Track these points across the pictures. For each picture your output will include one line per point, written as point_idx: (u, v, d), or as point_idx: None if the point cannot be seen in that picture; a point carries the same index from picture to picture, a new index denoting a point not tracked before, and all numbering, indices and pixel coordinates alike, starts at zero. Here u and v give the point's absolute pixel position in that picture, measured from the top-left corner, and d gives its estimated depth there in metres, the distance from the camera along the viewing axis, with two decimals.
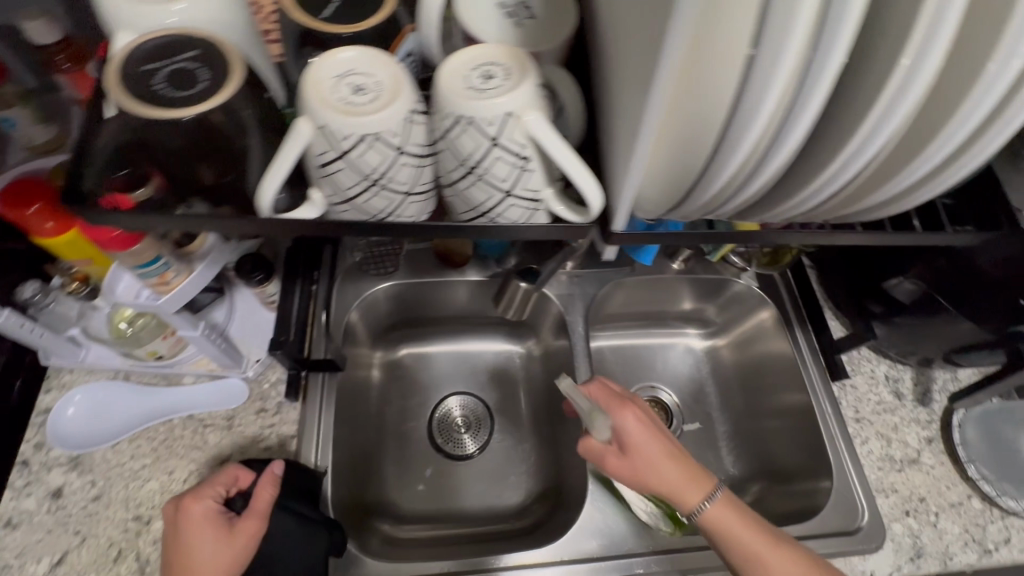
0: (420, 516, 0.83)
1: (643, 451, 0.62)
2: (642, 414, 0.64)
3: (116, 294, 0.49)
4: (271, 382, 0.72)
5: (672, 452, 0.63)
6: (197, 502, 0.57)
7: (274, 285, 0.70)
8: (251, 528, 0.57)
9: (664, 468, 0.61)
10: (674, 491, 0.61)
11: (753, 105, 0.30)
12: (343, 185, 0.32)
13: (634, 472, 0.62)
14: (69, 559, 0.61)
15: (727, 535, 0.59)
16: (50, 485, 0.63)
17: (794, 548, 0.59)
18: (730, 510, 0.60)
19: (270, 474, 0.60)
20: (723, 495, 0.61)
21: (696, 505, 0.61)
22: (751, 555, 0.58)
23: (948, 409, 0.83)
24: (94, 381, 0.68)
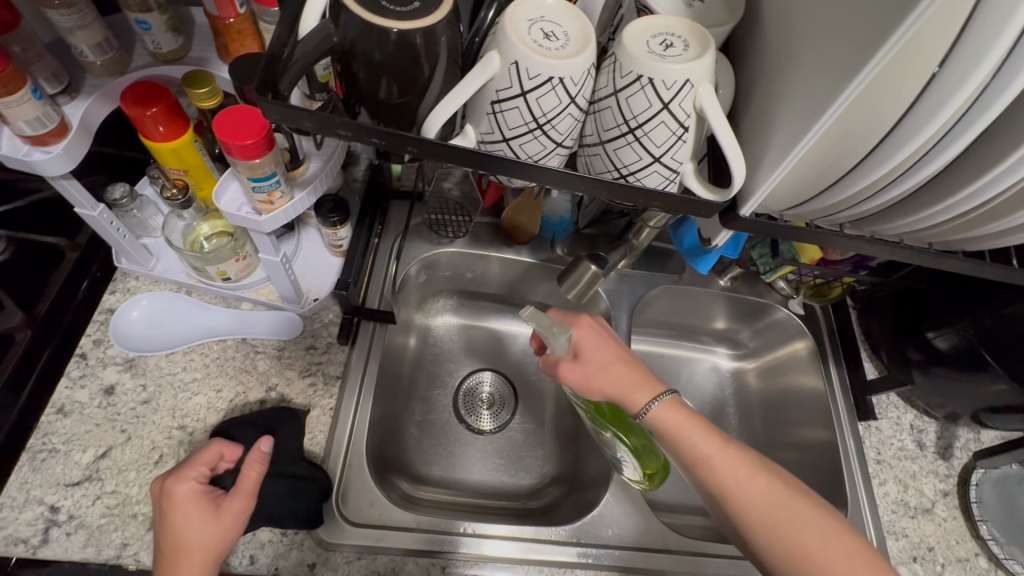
0: (434, 480, 0.84)
1: (590, 357, 0.63)
2: (588, 324, 0.66)
3: (221, 204, 0.50)
4: (324, 322, 0.74)
5: (621, 356, 0.64)
6: (180, 484, 0.54)
7: (345, 231, 0.70)
8: (235, 509, 0.55)
9: (614, 371, 0.62)
10: (621, 391, 0.61)
11: (926, 119, 0.31)
12: (503, 127, 0.32)
13: (586, 375, 0.62)
14: (112, 455, 0.62)
15: (675, 436, 0.59)
16: (104, 382, 0.65)
17: (747, 456, 0.59)
18: (678, 411, 0.60)
19: (256, 451, 0.57)
20: (671, 397, 0.61)
21: (642, 406, 0.61)
22: (701, 457, 0.58)
23: (968, 467, 0.83)
24: (159, 290, 0.71)
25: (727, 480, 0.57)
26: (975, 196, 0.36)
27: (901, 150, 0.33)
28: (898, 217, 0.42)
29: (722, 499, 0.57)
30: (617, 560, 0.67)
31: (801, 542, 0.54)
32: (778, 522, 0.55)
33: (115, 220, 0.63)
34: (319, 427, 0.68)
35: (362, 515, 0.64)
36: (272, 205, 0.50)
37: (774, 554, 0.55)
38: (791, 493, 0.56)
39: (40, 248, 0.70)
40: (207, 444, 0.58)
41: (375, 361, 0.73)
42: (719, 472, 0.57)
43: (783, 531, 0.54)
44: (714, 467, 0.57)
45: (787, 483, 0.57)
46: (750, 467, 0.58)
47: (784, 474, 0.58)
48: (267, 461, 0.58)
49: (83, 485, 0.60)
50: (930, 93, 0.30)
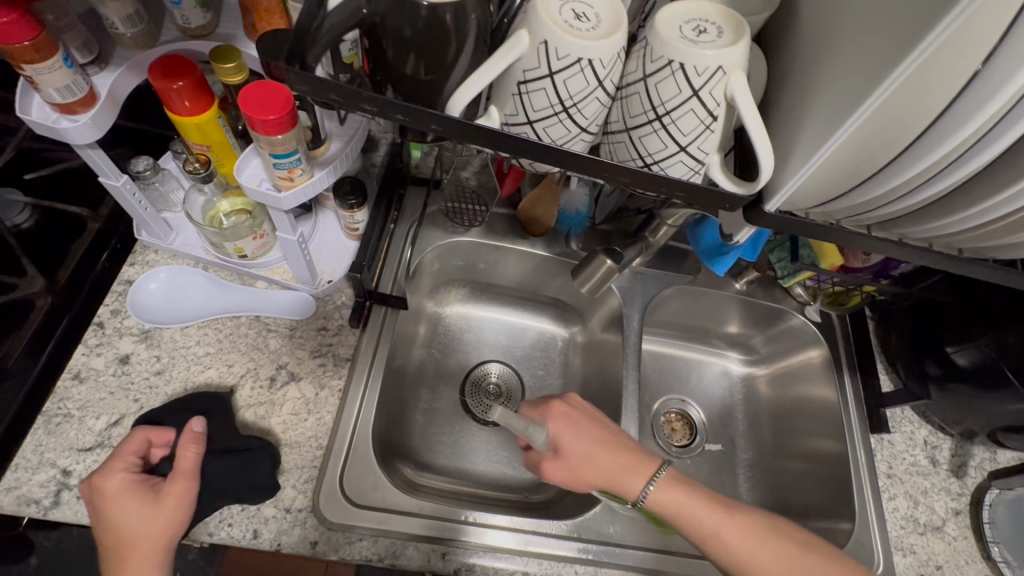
0: (438, 468, 0.84)
1: (572, 451, 0.64)
2: (566, 411, 0.67)
3: (242, 178, 0.51)
4: (337, 304, 0.74)
5: (604, 440, 0.65)
6: (109, 478, 0.55)
7: (361, 215, 0.70)
8: (178, 492, 0.56)
9: (598, 461, 0.63)
10: (614, 479, 0.62)
11: (968, 118, 0.30)
12: (528, 109, 0.32)
13: (571, 472, 0.64)
14: (124, 423, 0.63)
15: (681, 518, 0.61)
16: (119, 351, 0.66)
17: (752, 521, 0.60)
18: (677, 491, 0.62)
19: (189, 431, 0.58)
20: (664, 476, 0.63)
21: (638, 491, 0.62)
22: (711, 534, 0.60)
23: (982, 486, 0.82)
24: (176, 264, 0.71)
25: (742, 554, 0.59)
26: (1014, 201, 0.35)
27: (934, 150, 0.32)
28: (928, 220, 0.41)
29: (741, 573, 0.59)
30: (617, 557, 0.67)
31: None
32: None
33: (138, 192, 0.64)
34: (327, 408, 0.68)
35: (366, 498, 0.65)
36: (292, 181, 0.51)
37: None
38: (798, 555, 0.58)
39: (64, 217, 0.71)
40: (131, 435, 0.58)
41: (385, 346, 0.74)
42: (728, 546, 0.59)
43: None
44: (726, 543, 0.59)
45: (794, 543, 0.59)
46: (760, 532, 0.60)
47: (791, 531, 0.61)
48: (203, 439, 0.59)
49: (95, 451, 0.61)
50: (970, 91, 0.29)
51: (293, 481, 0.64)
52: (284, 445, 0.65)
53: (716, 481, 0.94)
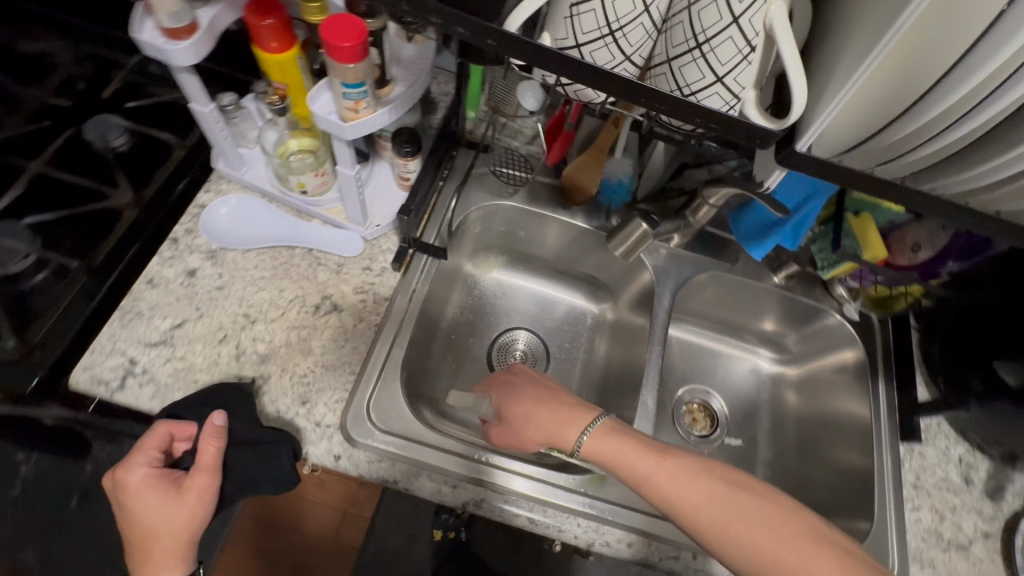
0: (459, 419, 0.88)
1: (512, 408, 0.70)
2: (508, 375, 0.74)
3: (314, 107, 0.56)
4: (382, 248, 0.79)
5: (541, 398, 0.70)
6: (132, 472, 0.59)
7: (414, 164, 0.75)
8: (200, 485, 0.60)
9: (535, 419, 0.68)
10: (551, 433, 0.67)
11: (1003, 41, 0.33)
12: (582, 29, 0.36)
13: (515, 431, 0.68)
14: (186, 327, 0.70)
15: (616, 464, 0.63)
16: (188, 264, 0.73)
17: (687, 464, 0.61)
18: (610, 437, 0.64)
19: (209, 426, 0.60)
20: (600, 425, 0.66)
21: (576, 440, 0.66)
22: (642, 477, 0.61)
23: (1018, 513, 0.77)
24: (246, 195, 0.77)
25: (673, 495, 0.60)
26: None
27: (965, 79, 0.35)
28: (964, 171, 0.43)
29: (674, 512, 0.60)
30: (621, 517, 0.68)
31: (752, 542, 0.56)
32: (728, 527, 0.57)
33: (222, 120, 0.70)
34: (362, 339, 0.73)
35: (388, 424, 0.69)
36: (356, 113, 0.55)
37: (732, 555, 0.57)
38: (732, 493, 0.59)
39: (155, 143, 0.79)
40: (154, 428, 0.61)
41: (422, 292, 0.78)
42: (660, 487, 0.60)
43: (735, 533, 0.57)
44: (657, 485, 0.60)
45: (729, 482, 0.60)
46: (690, 473, 0.61)
47: (726, 473, 0.61)
48: (223, 434, 0.61)
49: (159, 346, 0.68)
50: (999, 24, 0.33)
51: (325, 399, 0.69)
52: (321, 366, 0.70)
53: None
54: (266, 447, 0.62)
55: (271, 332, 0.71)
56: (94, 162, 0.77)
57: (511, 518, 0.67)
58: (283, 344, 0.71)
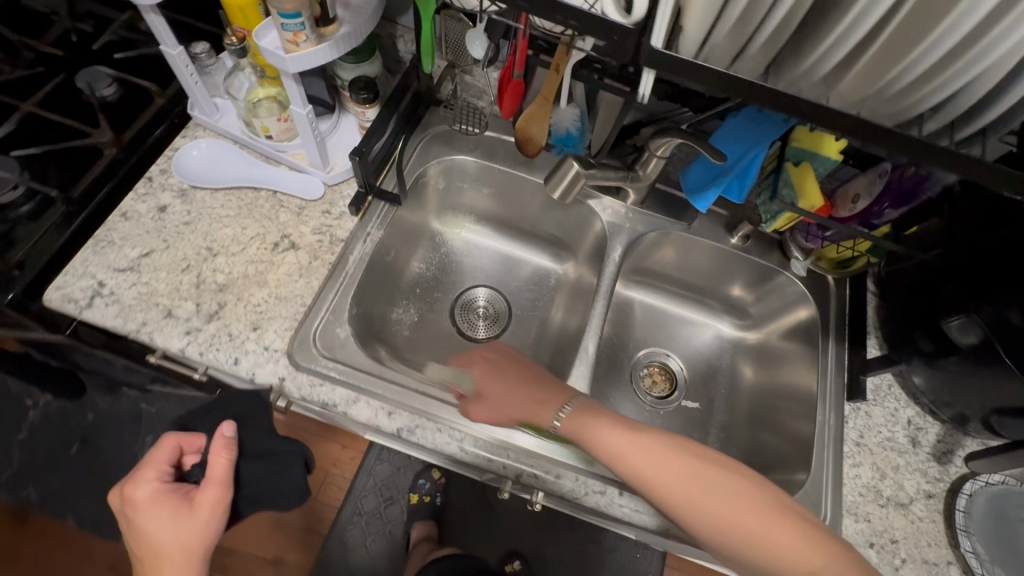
0: (416, 364, 0.92)
1: (492, 388, 0.72)
2: (486, 358, 0.76)
3: (261, 42, 0.60)
4: (342, 194, 0.83)
5: (520, 380, 0.73)
6: (142, 489, 0.70)
7: (372, 112, 0.80)
8: (211, 496, 0.70)
9: (513, 398, 0.70)
10: (528, 411, 0.69)
11: None
12: None
13: (494, 408, 0.70)
14: (152, 256, 0.75)
15: (589, 442, 0.65)
16: (160, 201, 0.79)
17: (657, 440, 0.63)
18: (586, 416, 0.66)
19: (221, 437, 0.72)
20: (574, 406, 0.68)
21: (551, 419, 0.68)
22: (615, 454, 0.63)
23: (964, 476, 0.76)
24: (218, 140, 0.83)
25: (643, 471, 0.61)
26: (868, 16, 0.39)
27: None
28: (840, 81, 0.44)
29: (646, 486, 0.61)
30: (548, 451, 0.71)
31: (721, 513, 0.57)
32: (697, 498, 0.58)
33: (191, 65, 0.75)
34: (316, 276, 0.77)
35: (332, 352, 0.73)
36: (297, 45, 0.60)
37: (701, 527, 0.58)
38: (700, 466, 0.60)
39: (139, 92, 0.85)
40: (163, 445, 0.74)
41: (377, 236, 0.82)
42: (631, 462, 0.62)
43: (705, 504, 0.58)
44: (629, 460, 0.62)
45: (697, 457, 0.61)
46: (660, 448, 0.62)
47: (693, 447, 0.62)
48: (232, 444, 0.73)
49: (127, 272, 0.73)
50: None
51: (275, 326, 0.73)
52: (274, 297, 0.75)
53: (685, 434, 0.95)
54: (275, 458, 0.77)
55: (231, 264, 0.76)
56: (82, 107, 0.83)
57: (444, 445, 0.70)
58: (241, 275, 0.75)
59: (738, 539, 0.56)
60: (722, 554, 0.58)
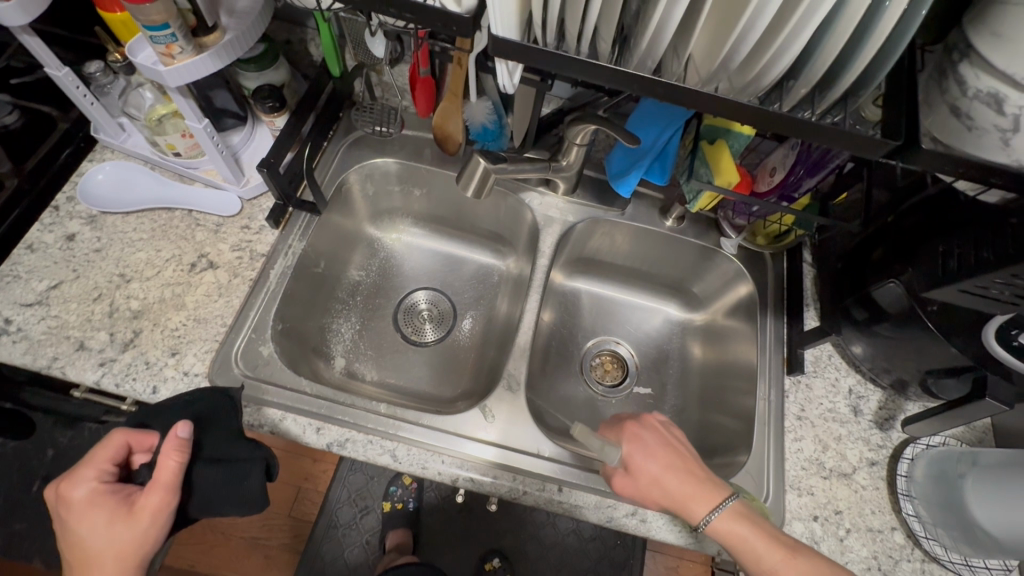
0: (358, 374, 0.90)
1: (645, 468, 0.63)
2: (637, 429, 0.66)
3: (136, 58, 0.57)
4: (261, 207, 0.81)
5: (674, 464, 0.63)
6: (76, 487, 0.57)
7: (281, 120, 0.78)
8: (155, 502, 0.56)
9: (664, 482, 0.62)
10: (678, 503, 0.61)
11: None
12: None
13: (639, 489, 0.63)
14: (62, 287, 0.72)
15: (739, 548, 0.59)
16: (67, 230, 0.76)
17: (818, 567, 0.56)
18: (742, 525, 0.59)
19: (173, 439, 0.57)
20: (733, 508, 0.60)
21: (702, 518, 0.60)
22: (769, 571, 0.57)
23: (906, 441, 0.77)
24: (125, 162, 0.80)
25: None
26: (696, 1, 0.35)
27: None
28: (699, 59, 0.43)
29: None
30: (490, 455, 0.70)
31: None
32: None
33: (82, 86, 0.72)
34: (236, 294, 0.75)
35: (257, 372, 0.71)
36: (172, 58, 0.57)
37: None
38: None
39: (37, 117, 0.80)
40: (111, 438, 0.60)
41: (300, 247, 0.80)
42: None
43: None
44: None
45: None
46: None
47: None
48: (184, 448, 0.58)
49: (34, 306, 0.70)
50: None
51: (196, 350, 0.70)
52: (193, 320, 0.72)
53: None
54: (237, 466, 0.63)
55: (145, 290, 0.73)
56: None
57: (376, 457, 0.69)
58: (157, 300, 0.73)
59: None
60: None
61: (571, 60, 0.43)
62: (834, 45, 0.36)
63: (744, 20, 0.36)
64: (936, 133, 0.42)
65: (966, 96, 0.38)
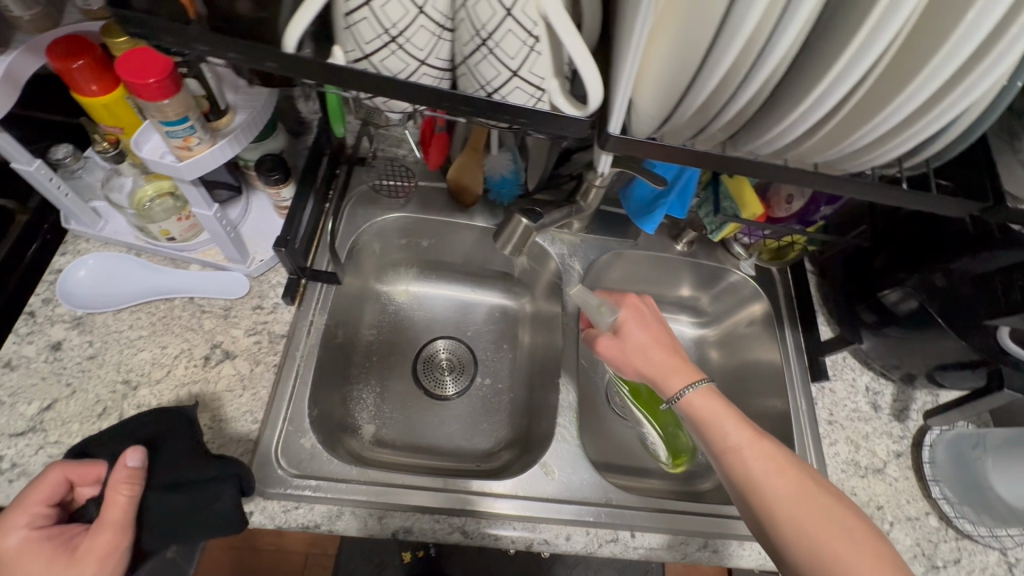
0: (389, 442, 0.86)
1: (632, 336, 0.67)
2: (637, 303, 0.70)
3: (143, 152, 0.52)
4: (272, 284, 0.75)
5: (661, 339, 0.67)
6: (6, 539, 0.50)
7: (287, 191, 0.71)
8: (105, 544, 0.51)
9: (650, 352, 0.66)
10: (656, 374, 0.64)
11: (744, 20, 0.32)
12: (392, 68, 0.38)
13: (623, 354, 0.67)
14: (57, 407, 0.63)
15: (706, 423, 0.60)
16: (51, 338, 0.67)
17: (782, 453, 0.57)
18: (714, 401, 0.61)
19: (122, 469, 0.53)
20: (706, 386, 0.62)
21: (676, 391, 0.62)
22: (733, 449, 0.57)
23: (923, 428, 0.83)
24: (106, 251, 0.72)
25: (755, 475, 0.55)
26: (826, 95, 0.37)
27: (714, 76, 0.36)
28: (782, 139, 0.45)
29: (752, 495, 0.55)
30: (557, 511, 0.69)
31: (813, 534, 0.51)
32: (807, 525, 0.52)
33: (55, 176, 0.64)
34: (262, 384, 0.69)
35: (303, 467, 0.66)
36: (189, 150, 0.51)
37: (795, 553, 0.52)
38: (820, 493, 0.54)
39: None
40: (42, 477, 0.53)
41: (321, 321, 0.75)
42: (748, 465, 0.56)
43: (806, 528, 0.52)
44: (746, 460, 0.56)
45: (818, 483, 0.55)
46: (781, 463, 0.56)
47: (811, 471, 0.56)
48: (136, 478, 0.54)
49: (28, 435, 0.62)
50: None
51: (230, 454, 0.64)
52: (219, 420, 0.66)
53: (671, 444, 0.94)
54: (192, 524, 0.56)
55: (158, 395, 0.66)
56: None
57: (446, 536, 0.66)
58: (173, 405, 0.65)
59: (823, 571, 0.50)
60: None
61: (667, 151, 0.44)
62: (930, 122, 0.39)
63: (879, 116, 0.39)
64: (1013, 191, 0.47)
65: None
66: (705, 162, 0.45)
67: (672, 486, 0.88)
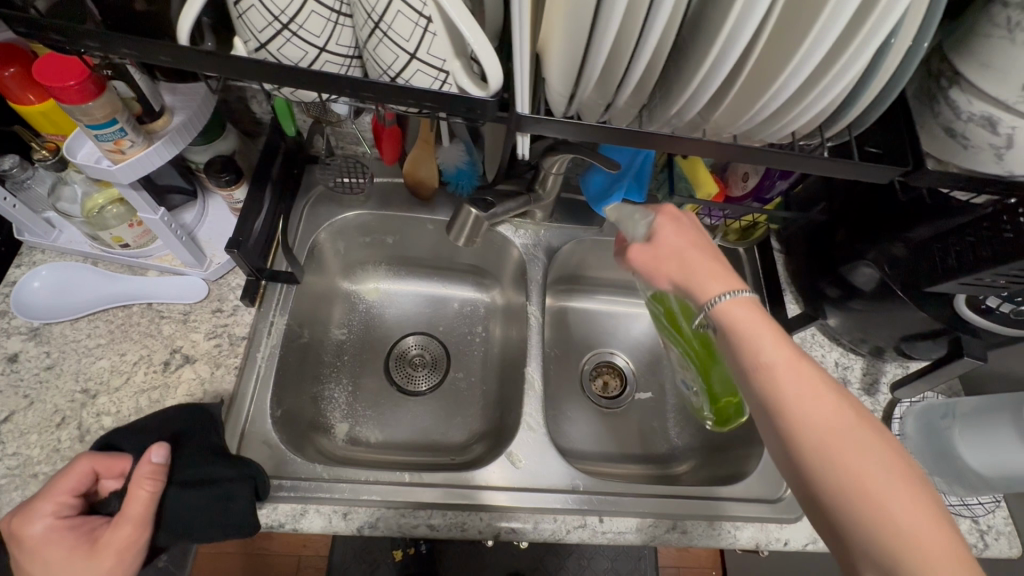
0: (362, 440, 0.86)
1: (665, 241, 0.57)
2: (675, 212, 0.59)
3: (76, 158, 0.52)
4: (231, 286, 0.75)
5: (700, 246, 0.56)
6: (31, 525, 0.51)
7: (240, 192, 0.72)
8: (123, 538, 0.52)
9: (686, 256, 0.55)
10: (690, 281, 0.54)
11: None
12: (291, 56, 0.39)
13: (653, 260, 0.57)
14: (15, 419, 0.63)
15: (738, 337, 0.50)
16: (7, 350, 0.66)
17: (827, 379, 0.47)
18: (754, 313, 0.50)
19: (146, 464, 0.54)
20: (749, 298, 0.51)
21: (714, 295, 0.52)
22: (766, 366, 0.48)
23: (893, 401, 0.83)
24: (61, 262, 0.71)
25: (788, 399, 0.46)
26: (721, 64, 0.37)
27: (604, 49, 0.36)
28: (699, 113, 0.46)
29: (780, 419, 0.46)
30: (526, 499, 0.69)
31: (852, 471, 0.42)
32: (843, 459, 0.43)
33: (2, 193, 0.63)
34: (222, 386, 0.69)
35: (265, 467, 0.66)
36: (122, 153, 0.51)
37: (823, 488, 0.43)
38: (865, 428, 0.44)
39: None
40: (72, 466, 0.54)
41: (282, 321, 0.75)
42: (783, 386, 0.46)
43: (842, 463, 0.43)
44: (780, 381, 0.47)
45: (866, 418, 0.45)
46: (824, 389, 0.46)
47: (858, 404, 0.46)
48: (157, 475, 0.54)
49: None
50: None
51: None
52: None
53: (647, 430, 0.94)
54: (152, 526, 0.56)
55: (117, 402, 0.65)
56: None
57: (412, 529, 0.66)
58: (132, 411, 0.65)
59: (855, 513, 0.41)
60: (825, 522, 0.44)
61: (587, 129, 0.44)
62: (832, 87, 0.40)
63: (779, 82, 0.40)
64: (936, 153, 0.47)
65: (961, 119, 0.43)
66: (626, 138, 0.45)
67: (646, 471, 0.88)
